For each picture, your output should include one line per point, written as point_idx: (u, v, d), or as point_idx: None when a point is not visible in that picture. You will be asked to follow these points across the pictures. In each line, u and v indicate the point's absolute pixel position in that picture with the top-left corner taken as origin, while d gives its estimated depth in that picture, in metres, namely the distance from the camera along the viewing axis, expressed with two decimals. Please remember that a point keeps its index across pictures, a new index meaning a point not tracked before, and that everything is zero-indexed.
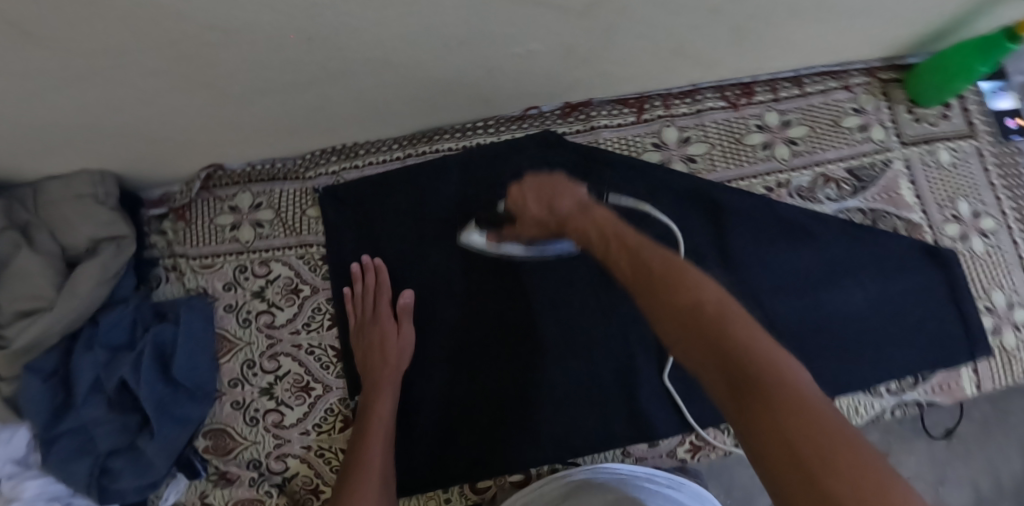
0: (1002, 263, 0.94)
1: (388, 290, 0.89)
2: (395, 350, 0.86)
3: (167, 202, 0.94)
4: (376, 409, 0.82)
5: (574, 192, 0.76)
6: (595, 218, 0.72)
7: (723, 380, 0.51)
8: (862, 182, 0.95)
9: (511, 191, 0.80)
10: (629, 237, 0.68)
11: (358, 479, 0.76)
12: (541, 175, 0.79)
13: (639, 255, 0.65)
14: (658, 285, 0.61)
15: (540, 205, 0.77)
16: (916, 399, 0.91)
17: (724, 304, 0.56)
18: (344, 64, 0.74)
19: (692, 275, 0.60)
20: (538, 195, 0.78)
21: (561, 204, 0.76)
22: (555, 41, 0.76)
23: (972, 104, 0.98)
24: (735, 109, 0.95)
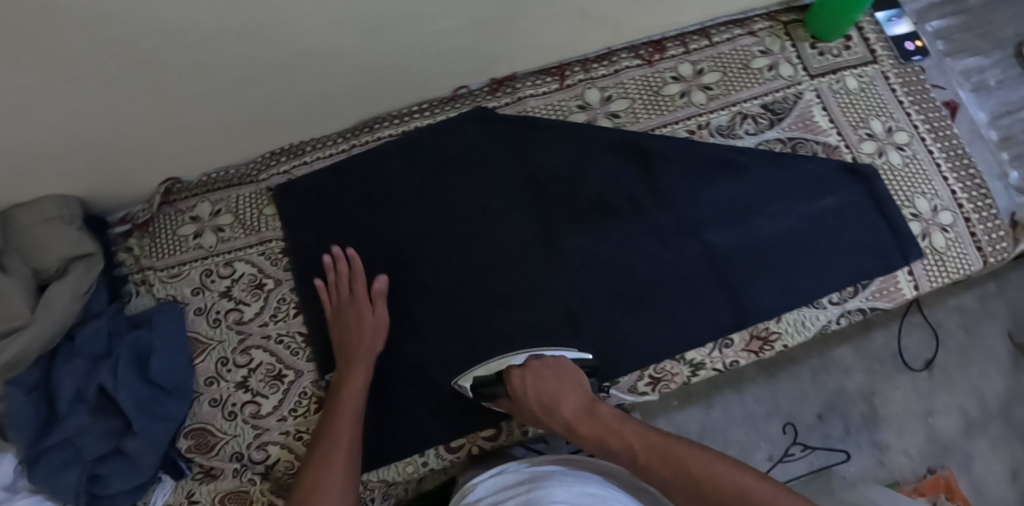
0: (920, 172, 1.00)
1: (361, 276, 0.92)
2: (370, 328, 0.89)
3: (131, 219, 1.00)
4: (349, 386, 0.85)
5: (570, 391, 0.78)
6: (602, 418, 0.73)
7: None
8: (777, 115, 1.01)
9: (511, 379, 0.81)
10: (654, 436, 0.69)
11: (327, 447, 0.79)
12: (536, 367, 0.81)
13: (654, 447, 0.68)
14: (684, 484, 0.64)
15: (539, 404, 0.77)
16: (859, 306, 0.95)
17: (754, 484, 0.62)
18: (276, 62, 0.81)
19: (706, 460, 0.65)
20: (538, 393, 0.78)
21: (562, 407, 0.76)
22: (466, 17, 0.83)
23: (870, 32, 1.05)
24: (650, 64, 1.02)
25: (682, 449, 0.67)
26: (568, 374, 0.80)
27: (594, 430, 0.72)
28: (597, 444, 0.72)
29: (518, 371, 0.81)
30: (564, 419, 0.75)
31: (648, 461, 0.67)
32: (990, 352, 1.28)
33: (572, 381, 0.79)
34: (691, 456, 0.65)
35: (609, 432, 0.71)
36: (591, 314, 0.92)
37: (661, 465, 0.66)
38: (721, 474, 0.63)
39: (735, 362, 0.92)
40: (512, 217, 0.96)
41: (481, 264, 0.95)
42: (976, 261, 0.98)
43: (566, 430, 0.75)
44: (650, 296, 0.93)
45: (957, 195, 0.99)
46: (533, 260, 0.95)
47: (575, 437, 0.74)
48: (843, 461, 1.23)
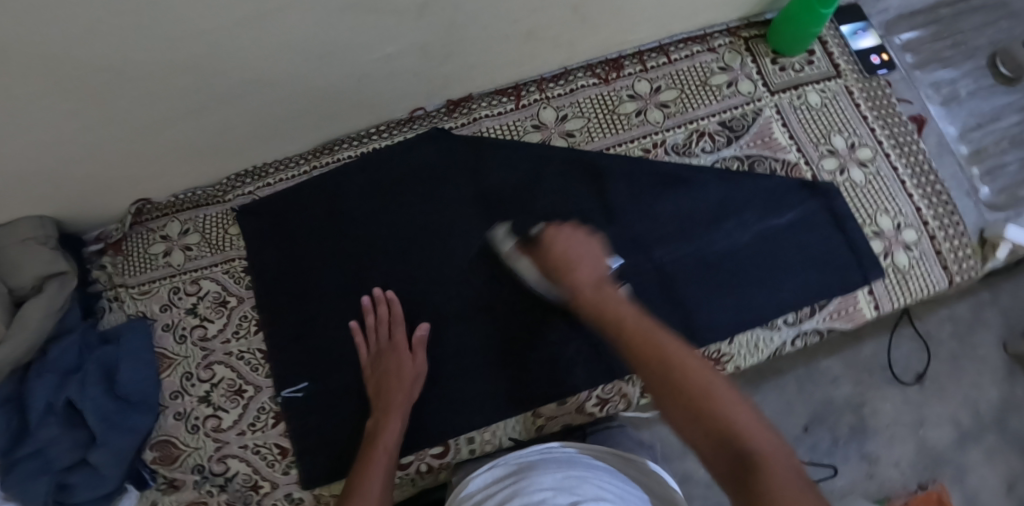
0: (884, 189, 0.98)
1: (400, 323, 0.93)
2: (410, 375, 0.89)
3: (104, 239, 1.05)
4: (386, 431, 0.82)
5: (592, 264, 0.81)
6: (607, 294, 0.76)
7: (713, 449, 0.56)
8: (735, 132, 1.00)
9: (545, 232, 0.86)
10: (644, 322, 0.69)
11: (360, 479, 0.75)
12: (570, 233, 0.84)
13: (641, 325, 0.69)
14: (653, 359, 0.64)
15: (562, 263, 0.81)
16: (815, 327, 0.93)
17: (718, 381, 0.61)
18: (226, 90, 0.85)
19: (682, 350, 0.64)
20: (564, 253, 0.82)
21: (580, 274, 0.79)
22: (408, 43, 0.87)
23: (834, 46, 1.04)
24: (606, 83, 1.03)
25: (665, 337, 0.67)
26: (594, 251, 0.83)
27: (598, 299, 0.76)
28: (593, 310, 0.74)
29: (554, 232, 0.85)
30: (576, 283, 0.78)
31: (631, 331, 0.69)
32: (984, 362, 1.23)
33: (595, 257, 0.82)
34: (673, 344, 0.65)
35: (608, 306, 0.74)
36: (540, 331, 0.94)
37: (640, 342, 0.67)
38: (689, 363, 0.63)
39: (685, 383, 0.91)
40: (465, 235, 0.98)
41: (436, 281, 0.96)
42: (941, 280, 0.95)
43: (574, 295, 0.78)
44: (598, 311, 0.92)
45: (922, 213, 0.97)
46: (484, 276, 0.96)
47: (578, 301, 0.77)
48: (830, 476, 1.17)
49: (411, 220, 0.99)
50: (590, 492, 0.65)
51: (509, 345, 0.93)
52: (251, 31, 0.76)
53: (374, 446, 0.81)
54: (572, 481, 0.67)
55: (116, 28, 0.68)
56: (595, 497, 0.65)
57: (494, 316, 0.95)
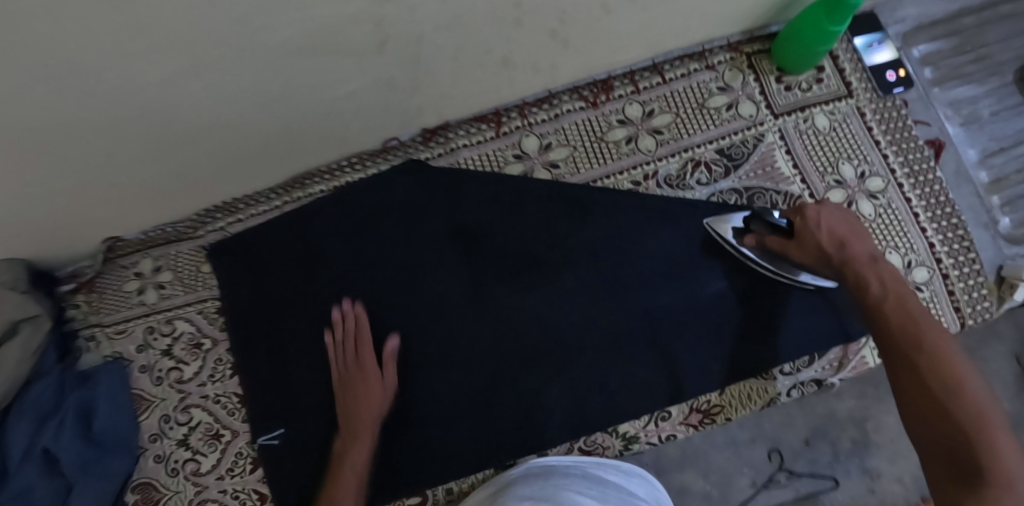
0: (896, 223, 0.91)
1: (369, 339, 0.89)
2: (377, 398, 0.86)
3: (77, 277, 1.00)
4: (351, 458, 0.84)
5: (862, 240, 0.79)
6: (886, 272, 0.76)
7: (937, 442, 0.62)
8: (734, 161, 0.93)
9: (806, 209, 0.80)
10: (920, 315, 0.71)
11: None
12: (838, 211, 0.81)
13: (909, 308, 0.71)
14: (913, 344, 0.69)
15: (830, 238, 0.79)
16: (813, 376, 0.89)
17: (971, 380, 0.64)
18: (179, 135, 0.79)
19: (950, 347, 0.67)
20: (833, 229, 0.79)
21: (854, 246, 0.78)
22: (372, 79, 0.81)
23: (845, 62, 0.95)
24: (594, 107, 0.96)
25: (930, 327, 0.70)
26: (860, 224, 0.81)
27: (869, 274, 0.76)
28: (858, 282, 0.76)
29: (815, 208, 0.80)
30: (853, 253, 0.78)
31: (898, 318, 0.71)
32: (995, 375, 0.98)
33: (863, 232, 0.80)
34: (939, 339, 0.68)
35: (884, 284, 0.75)
36: (520, 379, 0.89)
37: (909, 327, 0.70)
38: (952, 370, 0.65)
39: (671, 436, 0.88)
40: (444, 275, 0.93)
41: (413, 327, 0.91)
42: (953, 323, 0.88)
43: (840, 268, 0.78)
44: (581, 356, 0.89)
45: (935, 249, 0.90)
46: (462, 320, 0.91)
47: (847, 271, 0.77)
48: (831, 489, 0.98)
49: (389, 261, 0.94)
50: (566, 498, 0.71)
51: (488, 393, 0.89)
52: (195, 81, 0.70)
53: (340, 478, 0.83)
54: (549, 491, 0.72)
55: (46, 92, 0.63)
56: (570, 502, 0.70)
57: (475, 363, 0.90)
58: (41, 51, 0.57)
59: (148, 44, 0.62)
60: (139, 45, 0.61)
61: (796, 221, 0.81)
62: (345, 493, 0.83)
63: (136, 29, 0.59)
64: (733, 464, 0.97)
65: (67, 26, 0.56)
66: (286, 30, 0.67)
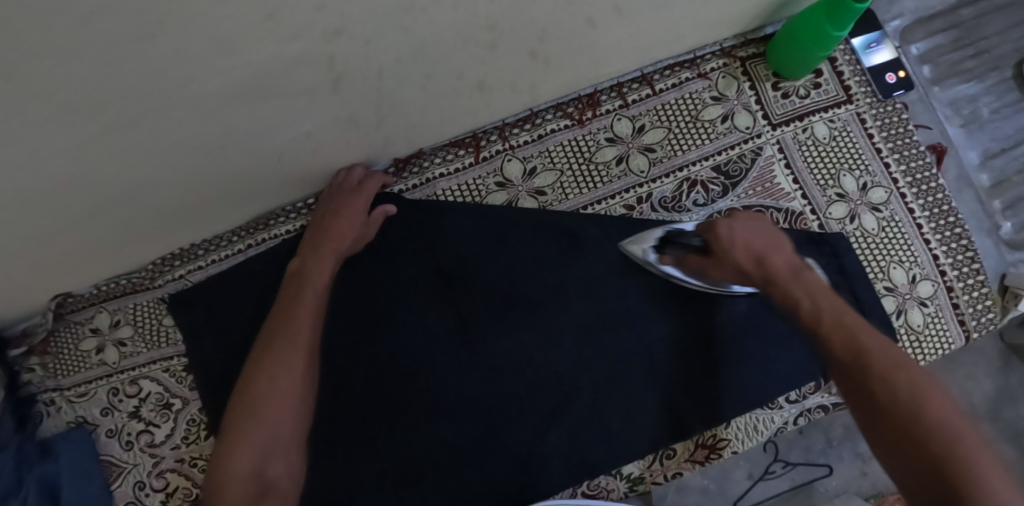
0: (899, 236, 0.87)
1: (376, 176, 0.85)
2: (353, 227, 0.83)
3: (27, 339, 0.90)
4: (316, 270, 0.80)
5: (782, 249, 0.75)
6: (810, 283, 0.73)
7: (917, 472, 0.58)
8: (731, 179, 0.87)
9: (719, 224, 0.76)
10: (859, 329, 0.68)
11: (282, 351, 0.74)
12: (748, 220, 0.76)
13: (846, 325, 0.68)
14: (861, 366, 0.65)
15: (746, 254, 0.74)
16: (820, 403, 0.86)
17: (928, 392, 0.61)
18: (118, 194, 0.71)
19: (900, 361, 0.64)
20: (746, 245, 0.75)
21: (772, 259, 0.74)
22: (329, 117, 0.73)
23: (844, 64, 0.89)
24: (580, 125, 0.89)
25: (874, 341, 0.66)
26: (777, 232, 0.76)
27: (794, 286, 0.73)
28: (785, 299, 0.73)
29: (726, 222, 0.76)
30: (772, 268, 0.74)
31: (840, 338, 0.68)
32: (979, 355, 1.01)
33: (778, 239, 0.76)
34: (883, 355, 0.65)
35: (811, 297, 0.72)
36: (514, 424, 0.84)
37: (853, 349, 0.66)
38: (909, 384, 0.62)
39: (677, 474, 0.85)
40: (428, 318, 0.86)
41: (399, 377, 0.85)
42: (957, 337, 0.86)
43: (765, 283, 0.74)
44: (577, 397, 0.84)
45: (939, 261, 0.86)
46: (451, 366, 0.85)
47: (771, 288, 0.74)
48: (825, 476, 0.96)
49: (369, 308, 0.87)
50: None
51: (482, 443, 0.84)
52: (120, 141, 0.62)
53: (302, 291, 0.78)
54: None
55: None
56: None
57: (467, 411, 0.85)
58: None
59: (49, 110, 0.53)
60: (36, 113, 0.53)
61: (710, 237, 0.77)
62: (302, 310, 0.77)
63: (30, 96, 0.50)
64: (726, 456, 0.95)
65: None
66: (217, 80, 0.58)
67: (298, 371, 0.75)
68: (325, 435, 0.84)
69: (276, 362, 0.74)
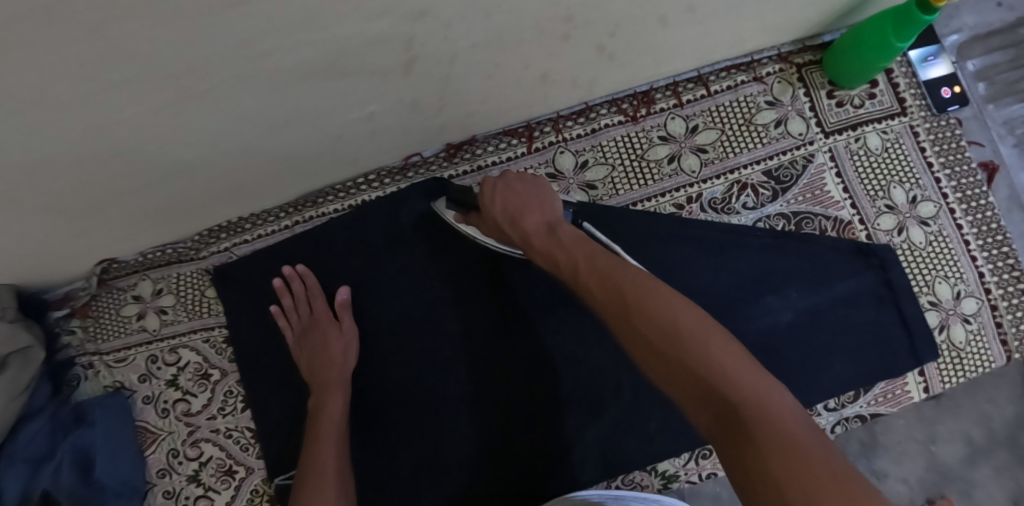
0: (947, 251, 0.87)
1: (319, 295, 0.87)
2: (339, 351, 0.84)
3: (69, 301, 0.92)
4: (328, 403, 0.81)
5: (542, 207, 0.73)
6: (561, 237, 0.69)
7: (701, 406, 0.52)
8: (782, 184, 0.88)
9: (483, 188, 0.77)
10: (605, 266, 0.63)
11: (313, 484, 0.75)
12: (512, 181, 0.76)
13: (601, 272, 0.63)
14: (619, 308, 0.59)
15: (504, 214, 0.74)
16: (858, 412, 0.85)
17: (681, 313, 0.56)
18: (181, 163, 0.71)
19: (650, 288, 0.59)
20: (506, 204, 0.74)
21: (527, 219, 0.72)
22: (395, 99, 0.73)
23: (900, 77, 0.90)
24: (634, 121, 0.89)
25: (626, 276, 0.61)
26: (535, 188, 0.76)
27: (552, 245, 0.69)
28: (548, 261, 0.69)
29: (494, 180, 0.77)
30: (526, 227, 0.71)
31: (596, 286, 0.62)
32: (1001, 377, 0.98)
33: (544, 198, 0.75)
34: (640, 288, 0.59)
35: (566, 253, 0.67)
36: (548, 416, 0.85)
37: (612, 295, 0.61)
38: (659, 309, 0.57)
39: (712, 474, 0.86)
40: (472, 302, 0.87)
41: (442, 360, 0.86)
42: (999, 357, 0.86)
43: (525, 244, 0.72)
44: (617, 394, 0.85)
45: (984, 279, 0.87)
46: (493, 352, 0.86)
47: (532, 251, 0.71)
48: None
49: (415, 292, 0.88)
50: None
51: (516, 432, 0.85)
52: (198, 108, 0.62)
53: (318, 426, 0.80)
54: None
55: (15, 127, 0.55)
56: None
57: (504, 399, 0.86)
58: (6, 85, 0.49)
59: (141, 73, 0.54)
60: (124, 73, 0.53)
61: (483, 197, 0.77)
62: (324, 442, 0.78)
63: (125, 57, 0.51)
64: None
65: (50, 53, 0.47)
66: (299, 53, 0.59)
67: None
68: (366, 414, 0.86)
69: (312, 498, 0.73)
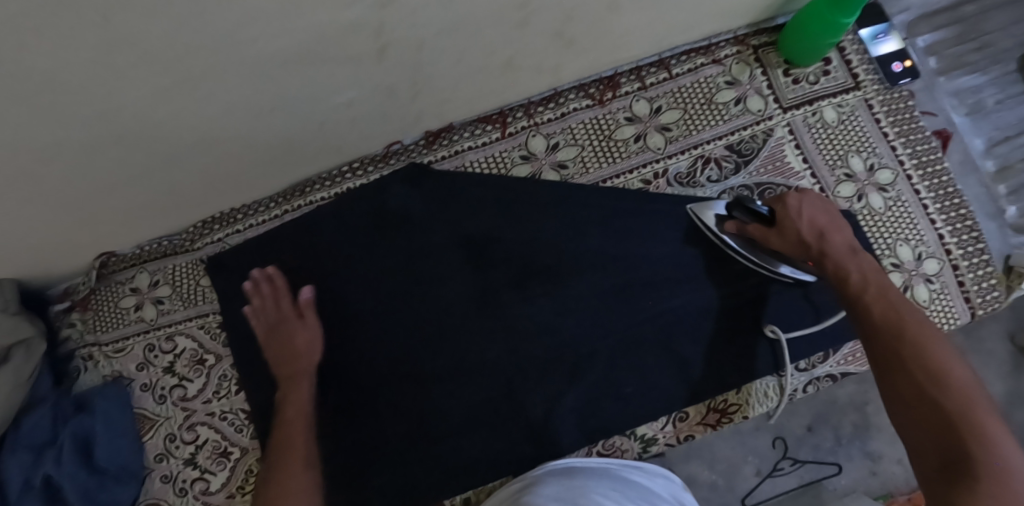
0: (905, 215, 0.91)
1: (286, 293, 0.91)
2: (303, 344, 0.88)
3: (70, 295, 0.96)
4: (294, 393, 0.86)
5: (842, 231, 0.80)
6: (867, 265, 0.77)
7: (933, 439, 0.61)
8: (744, 157, 0.92)
9: (779, 196, 0.83)
10: (896, 297, 0.73)
11: (284, 464, 0.80)
12: (819, 202, 0.82)
13: (889, 300, 0.72)
14: (894, 331, 0.69)
15: (811, 231, 0.80)
16: (828, 372, 0.90)
17: (956, 368, 0.64)
18: (176, 150, 0.77)
19: (933, 333, 0.68)
20: (812, 220, 0.80)
21: (832, 237, 0.79)
22: (373, 85, 0.78)
23: (852, 53, 0.95)
24: (601, 105, 0.95)
25: (919, 317, 0.70)
26: (841, 216, 0.81)
27: (852, 266, 0.77)
28: (836, 274, 0.78)
29: (796, 196, 0.82)
30: (827, 241, 0.79)
31: (877, 309, 0.72)
32: (990, 356, 1.02)
33: (841, 222, 0.81)
34: (920, 325, 0.69)
35: (864, 275, 0.76)
36: (530, 385, 0.89)
37: (890, 323, 0.70)
38: (938, 350, 0.66)
39: (688, 437, 0.89)
40: (453, 280, 0.91)
41: (425, 336, 0.90)
42: (963, 314, 0.89)
43: (816, 258, 0.80)
44: (595, 361, 0.89)
45: (944, 240, 0.90)
46: (473, 327, 0.90)
47: (822, 262, 0.79)
48: (834, 474, 1.02)
49: (400, 272, 0.92)
50: (589, 488, 0.75)
51: (501, 402, 0.89)
52: (184, 96, 0.67)
53: (287, 413, 0.85)
54: (578, 484, 0.76)
55: (18, 112, 0.60)
56: (596, 491, 0.75)
57: (487, 371, 0.89)
58: (12, 74, 0.55)
59: (132, 59, 0.59)
60: (114, 61, 0.58)
61: (777, 207, 0.82)
62: (293, 426, 0.84)
63: (116, 43, 0.56)
64: (738, 453, 1.02)
65: (49, 41, 0.53)
66: (278, 41, 0.64)
67: (306, 489, 0.79)
68: (354, 390, 0.90)
69: (283, 478, 0.79)
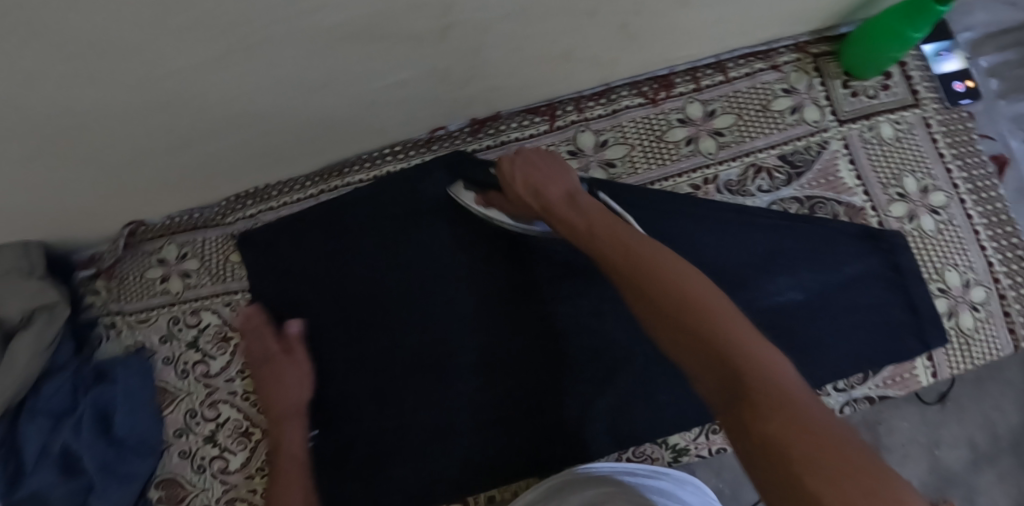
0: (955, 240, 0.89)
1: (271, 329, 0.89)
2: (291, 385, 0.86)
3: (96, 262, 0.94)
4: (285, 439, 0.84)
5: (561, 180, 0.76)
6: (585, 205, 0.72)
7: (718, 378, 0.50)
8: (796, 168, 0.90)
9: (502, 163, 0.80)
10: (616, 234, 0.66)
11: None
12: (531, 156, 0.79)
13: (621, 241, 0.65)
14: (633, 270, 0.61)
15: (526, 188, 0.76)
16: (867, 394, 0.87)
17: (697, 290, 0.57)
18: (220, 122, 0.74)
19: (660, 264, 0.60)
20: (526, 177, 0.77)
21: (550, 190, 0.74)
22: (425, 66, 0.75)
23: (914, 69, 0.92)
24: (654, 104, 0.92)
25: (660, 254, 0.62)
26: (559, 165, 0.78)
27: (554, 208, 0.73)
28: (567, 227, 0.71)
29: (511, 157, 0.80)
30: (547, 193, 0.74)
31: (612, 254, 0.64)
32: (1007, 385, 0.99)
33: (564, 173, 0.77)
34: (654, 258, 0.61)
35: (582, 218, 0.70)
36: (561, 386, 0.87)
37: (627, 263, 0.62)
38: (676, 280, 0.58)
39: (721, 449, 0.88)
40: (490, 273, 0.89)
41: (457, 329, 0.89)
42: (1006, 345, 0.88)
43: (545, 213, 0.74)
44: (628, 367, 0.87)
45: (994, 269, 0.88)
46: (506, 324, 0.88)
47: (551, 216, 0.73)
48: None
49: (435, 261, 0.90)
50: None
51: (530, 401, 0.87)
52: (235, 65, 0.64)
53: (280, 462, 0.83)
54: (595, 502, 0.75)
55: (68, 69, 0.57)
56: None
57: (518, 369, 0.88)
58: (68, 31, 0.52)
59: (184, 22, 0.55)
60: (168, 25, 0.54)
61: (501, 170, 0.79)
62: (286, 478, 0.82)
63: (172, 5, 0.52)
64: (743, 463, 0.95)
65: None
66: (338, 14, 0.60)
67: None
68: (383, 379, 0.88)
69: None
